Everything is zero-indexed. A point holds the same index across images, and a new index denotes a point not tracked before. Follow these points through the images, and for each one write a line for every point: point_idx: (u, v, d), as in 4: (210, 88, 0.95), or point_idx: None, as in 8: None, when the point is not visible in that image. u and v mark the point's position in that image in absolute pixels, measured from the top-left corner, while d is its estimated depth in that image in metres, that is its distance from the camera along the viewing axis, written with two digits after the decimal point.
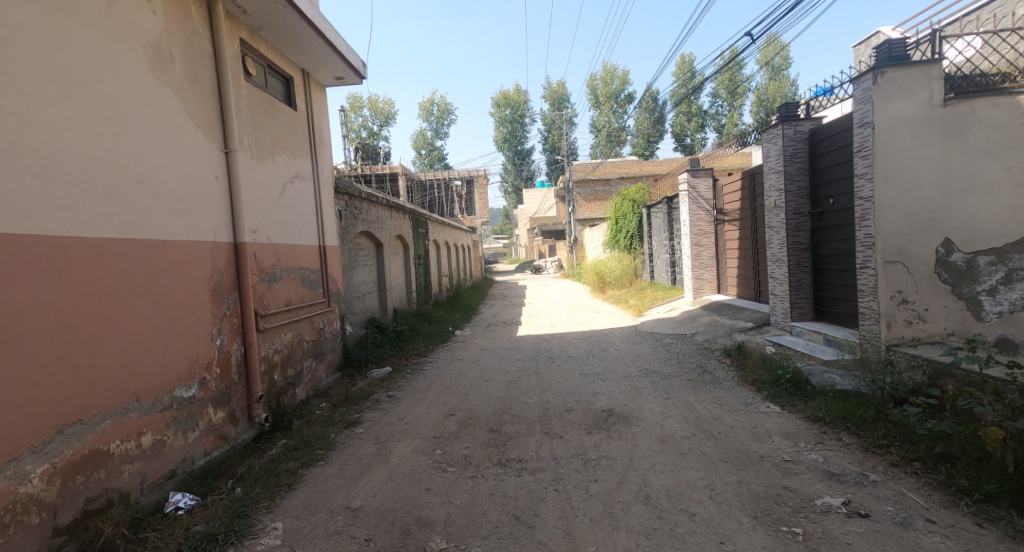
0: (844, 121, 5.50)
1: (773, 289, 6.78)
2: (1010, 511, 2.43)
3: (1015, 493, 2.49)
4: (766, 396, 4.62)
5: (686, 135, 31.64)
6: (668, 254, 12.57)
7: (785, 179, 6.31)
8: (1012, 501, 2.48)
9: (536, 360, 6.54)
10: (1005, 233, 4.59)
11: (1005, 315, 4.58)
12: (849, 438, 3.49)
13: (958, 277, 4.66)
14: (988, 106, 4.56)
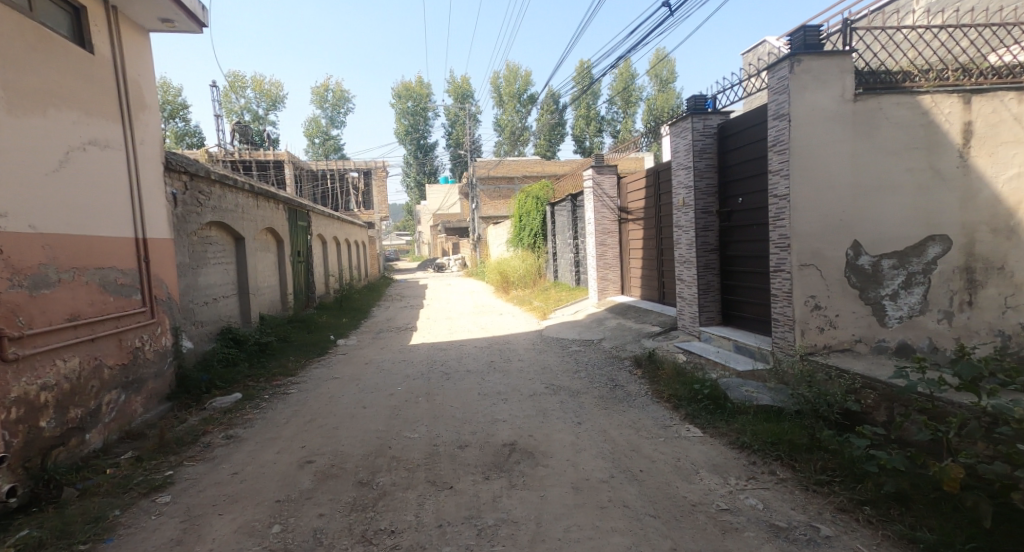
0: (754, 114, 5.27)
1: (681, 291, 6.44)
2: None
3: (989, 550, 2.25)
4: (684, 416, 4.13)
5: (585, 138, 32.14)
6: (572, 253, 12.19)
7: (694, 175, 5.99)
8: None
9: (428, 376, 5.59)
10: (907, 235, 4.69)
11: (904, 320, 4.69)
12: (783, 472, 3.13)
13: (865, 281, 4.70)
14: (893, 104, 4.65)
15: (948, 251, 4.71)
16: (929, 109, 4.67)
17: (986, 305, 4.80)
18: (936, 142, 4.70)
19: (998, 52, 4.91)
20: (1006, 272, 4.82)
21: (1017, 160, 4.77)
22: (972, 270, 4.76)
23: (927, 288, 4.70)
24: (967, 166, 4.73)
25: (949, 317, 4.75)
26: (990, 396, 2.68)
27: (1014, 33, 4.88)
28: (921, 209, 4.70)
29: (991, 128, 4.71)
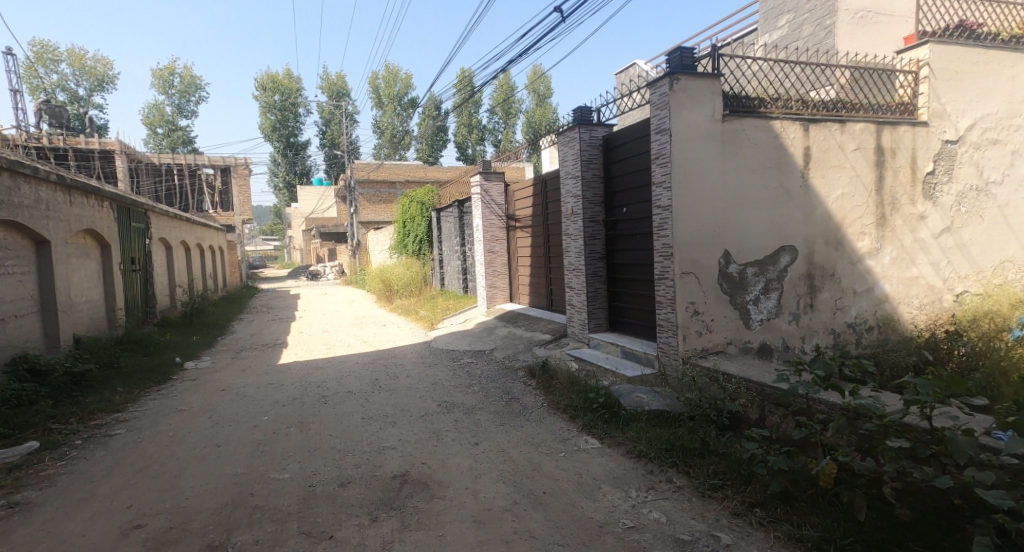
0: (637, 128, 5.49)
1: (570, 298, 6.51)
2: None
3: (862, 543, 2.48)
4: (581, 427, 4.08)
5: (467, 146, 32.13)
6: (459, 261, 11.94)
7: (582, 184, 6.09)
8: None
9: (303, 401, 4.94)
10: (764, 245, 5.17)
11: (765, 322, 5.17)
12: (680, 480, 3.21)
13: (734, 287, 5.08)
14: (753, 126, 5.10)
15: (796, 260, 5.30)
16: (780, 133, 5.20)
17: (824, 307, 5.49)
18: (785, 163, 5.25)
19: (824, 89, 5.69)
20: (837, 278, 5.56)
21: (842, 182, 5.54)
22: (813, 277, 5.42)
23: (781, 293, 5.23)
24: (808, 185, 5.37)
25: (798, 318, 5.33)
26: (852, 394, 2.95)
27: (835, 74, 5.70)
28: (776, 222, 5.22)
29: (823, 154, 5.41)
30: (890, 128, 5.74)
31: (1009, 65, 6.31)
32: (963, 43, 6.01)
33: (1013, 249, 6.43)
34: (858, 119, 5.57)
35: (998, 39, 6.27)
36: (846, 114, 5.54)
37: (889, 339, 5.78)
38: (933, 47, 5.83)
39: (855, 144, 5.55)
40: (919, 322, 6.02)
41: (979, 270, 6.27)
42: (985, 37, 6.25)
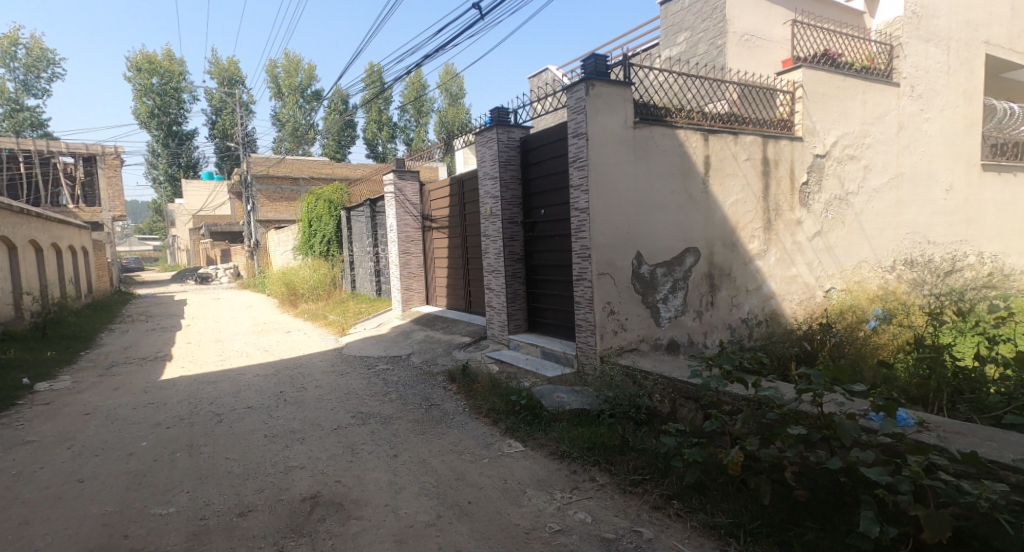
0: (554, 131, 5.56)
1: (489, 300, 6.46)
2: (770, 547, 2.56)
3: (767, 525, 2.66)
4: (504, 431, 4.03)
5: (377, 143, 30.99)
6: (372, 262, 11.46)
7: (500, 185, 6.07)
8: (765, 535, 2.63)
9: (194, 421, 4.41)
10: (672, 247, 5.47)
11: (673, 320, 5.46)
12: (602, 478, 3.27)
13: (646, 287, 5.32)
14: (661, 134, 5.37)
15: (699, 261, 5.67)
16: (684, 142, 5.53)
17: (723, 304, 5.92)
18: (689, 170, 5.59)
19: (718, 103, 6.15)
20: (733, 278, 6.02)
21: (736, 189, 6.01)
22: (712, 277, 5.82)
23: (686, 292, 5.56)
24: (708, 191, 5.76)
25: (701, 315, 5.70)
26: (754, 385, 3.16)
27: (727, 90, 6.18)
28: (681, 225, 5.54)
29: (720, 162, 5.83)
30: (774, 142, 6.33)
31: (864, 91, 7.26)
32: (828, 70, 6.82)
33: (868, 250, 7.40)
34: (748, 132, 6.08)
35: (854, 69, 7.23)
36: (738, 127, 6.03)
37: (774, 332, 6.38)
38: (805, 71, 6.55)
39: (746, 155, 6.06)
40: (799, 316, 6.72)
41: (842, 269, 7.14)
42: (845, 65, 7.19)
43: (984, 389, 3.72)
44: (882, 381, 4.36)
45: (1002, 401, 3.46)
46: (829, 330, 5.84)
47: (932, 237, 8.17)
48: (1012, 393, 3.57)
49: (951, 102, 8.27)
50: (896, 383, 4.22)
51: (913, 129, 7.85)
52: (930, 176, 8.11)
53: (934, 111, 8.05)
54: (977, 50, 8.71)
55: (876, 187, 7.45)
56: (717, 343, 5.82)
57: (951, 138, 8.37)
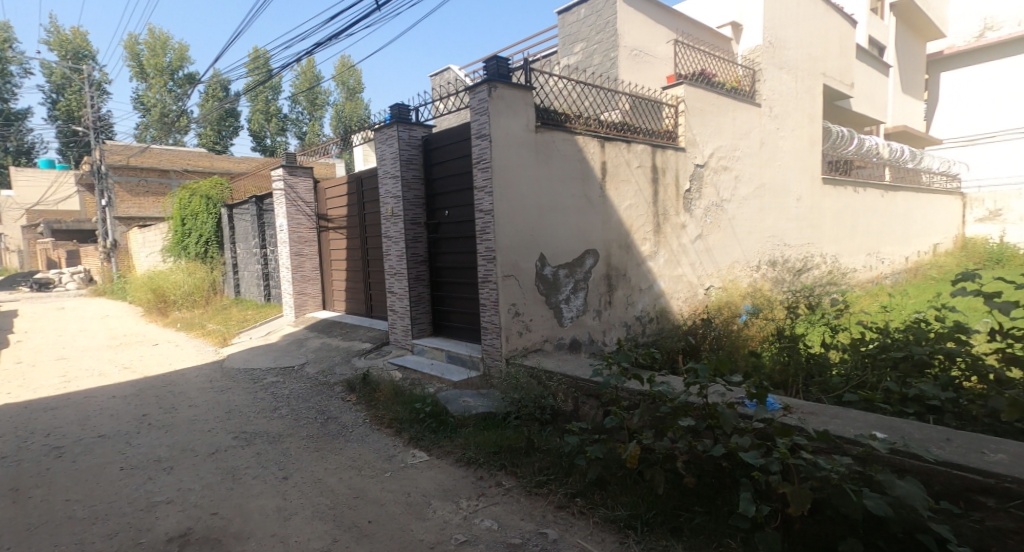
0: (457, 131, 5.49)
1: (391, 303, 6.21)
2: (665, 535, 2.70)
3: (663, 515, 2.80)
4: (407, 440, 3.87)
5: (264, 136, 28.65)
6: (259, 265, 10.55)
7: (402, 185, 5.86)
8: (660, 524, 2.77)
9: (30, 457, 3.71)
10: (573, 249, 5.64)
11: (575, 319, 5.64)
12: (508, 481, 3.25)
13: (549, 288, 5.42)
14: (561, 139, 5.52)
15: (597, 263, 5.92)
16: (583, 148, 5.73)
17: (619, 303, 6.23)
18: (588, 175, 5.80)
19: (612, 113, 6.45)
20: (628, 278, 6.36)
21: (629, 194, 6.35)
22: (610, 277, 6.11)
23: (586, 292, 5.78)
24: (605, 196, 6.02)
25: (600, 314, 5.95)
26: (649, 380, 3.33)
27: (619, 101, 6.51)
28: (581, 228, 5.74)
29: (615, 168, 6.13)
30: (661, 151, 6.79)
31: (734, 109, 8.05)
32: (705, 87, 7.49)
33: (739, 252, 8.23)
34: (640, 141, 6.46)
35: (725, 89, 8.02)
36: (631, 136, 6.37)
37: (664, 328, 6.85)
38: (686, 87, 7.11)
39: (638, 162, 6.43)
40: (684, 313, 7.28)
41: (719, 269, 7.86)
42: (718, 84, 7.99)
43: (826, 371, 4.28)
44: (753, 369, 4.84)
45: (842, 383, 4.01)
46: (710, 325, 6.39)
47: (789, 240, 9.31)
48: (848, 373, 4.15)
49: (801, 123, 9.49)
50: (765, 370, 4.71)
51: (773, 145, 8.87)
52: (786, 186, 9.24)
53: (789, 129, 9.18)
54: (820, 79, 10.08)
55: (744, 195, 8.31)
56: (615, 340, 6.11)
57: (802, 154, 9.61)
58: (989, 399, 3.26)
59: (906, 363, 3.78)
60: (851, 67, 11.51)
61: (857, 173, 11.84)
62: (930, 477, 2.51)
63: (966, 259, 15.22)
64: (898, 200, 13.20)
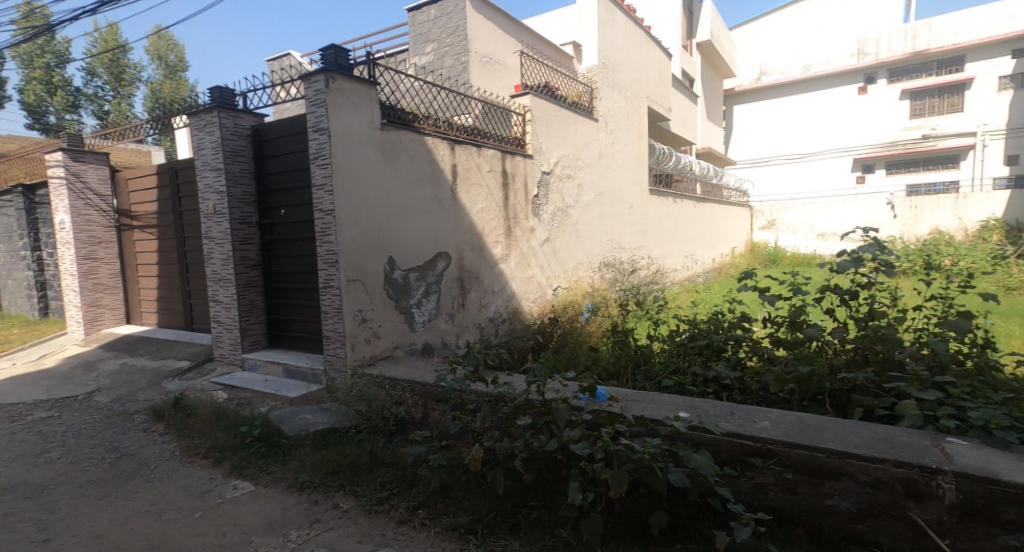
0: (294, 123, 5.07)
1: (215, 314, 5.48)
2: (504, 534, 2.81)
3: (502, 514, 2.91)
4: (228, 471, 3.44)
5: (47, 112, 23.26)
6: (33, 272, 8.51)
7: (227, 179, 5.20)
8: (501, 523, 2.87)
9: None
10: (423, 252, 5.57)
11: (427, 324, 5.59)
12: (346, 502, 3.08)
13: (399, 292, 5.28)
14: (409, 139, 5.40)
15: (449, 266, 5.93)
16: (432, 149, 5.69)
17: (471, 306, 6.31)
18: (437, 178, 5.77)
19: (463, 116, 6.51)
20: (480, 280, 6.48)
21: (480, 198, 6.47)
22: (462, 280, 6.17)
23: (438, 296, 5.77)
24: (455, 199, 6.05)
25: (452, 317, 5.97)
26: (492, 382, 3.43)
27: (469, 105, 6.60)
28: (431, 231, 5.69)
29: (466, 172, 6.21)
30: (510, 157, 7.05)
31: (575, 122, 8.70)
32: (549, 99, 7.96)
33: (582, 254, 8.95)
34: (490, 146, 6.63)
35: (568, 102, 8.60)
36: (481, 141, 6.49)
37: (515, 327, 7.10)
38: (532, 97, 7.47)
39: (488, 167, 6.60)
40: (534, 313, 7.63)
41: (564, 270, 8.41)
42: (561, 98, 8.51)
43: (649, 360, 4.84)
44: (591, 362, 5.29)
45: (662, 369, 4.62)
46: (556, 323, 6.81)
47: (623, 243, 10.37)
48: (665, 359, 4.75)
49: (631, 139, 10.64)
50: (601, 363, 5.17)
51: (608, 157, 9.79)
52: (620, 195, 10.30)
53: (621, 144, 10.25)
54: (645, 102, 11.43)
55: (585, 202, 9.04)
56: (467, 342, 6.18)
57: (633, 167, 10.77)
58: (764, 375, 4.00)
59: (707, 349, 4.43)
60: (670, 93, 13.27)
61: (677, 186, 13.69)
62: (718, 446, 2.98)
63: (756, 260, 18.58)
64: (706, 210, 15.57)
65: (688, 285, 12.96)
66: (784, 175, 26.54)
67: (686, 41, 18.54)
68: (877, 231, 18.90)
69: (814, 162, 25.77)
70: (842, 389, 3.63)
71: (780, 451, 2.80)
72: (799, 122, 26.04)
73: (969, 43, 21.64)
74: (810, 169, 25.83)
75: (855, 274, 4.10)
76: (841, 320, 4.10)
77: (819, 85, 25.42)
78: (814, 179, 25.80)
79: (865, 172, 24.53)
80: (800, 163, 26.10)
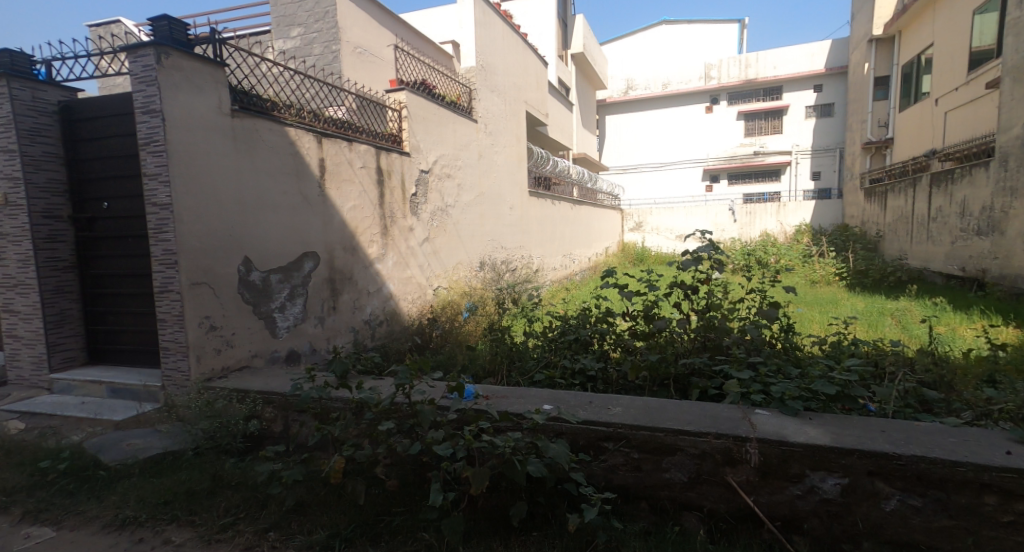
0: (118, 102, 4.37)
1: (11, 328, 4.55)
2: (366, 544, 2.74)
3: (364, 524, 2.83)
4: (23, 517, 2.89)
5: None
6: None
7: (25, 164, 4.31)
8: (363, 533, 2.79)
9: None
10: (286, 251, 5.14)
11: (291, 329, 5.18)
12: (182, 535, 2.76)
13: (258, 296, 4.83)
14: (267, 129, 4.94)
15: (317, 266, 5.56)
16: (295, 141, 5.26)
17: (344, 308, 5.97)
18: (302, 172, 5.36)
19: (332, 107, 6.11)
20: (354, 281, 6.16)
21: (352, 195, 6.14)
22: (333, 281, 5.82)
23: (305, 299, 5.38)
24: (324, 196, 5.68)
25: (321, 321, 5.61)
26: (356, 388, 3.29)
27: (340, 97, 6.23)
28: (296, 229, 5.27)
29: (335, 167, 5.85)
30: (385, 154, 6.80)
31: (454, 121, 8.67)
32: (426, 97, 7.83)
33: (463, 254, 8.94)
34: (362, 141, 6.30)
35: (446, 101, 8.51)
36: (353, 136, 6.17)
37: (393, 329, 6.85)
38: (408, 93, 7.26)
39: (361, 163, 6.29)
40: (413, 313, 7.38)
41: (445, 269, 8.32)
42: (438, 96, 8.41)
43: (524, 356, 5.01)
44: (468, 361, 5.31)
45: (536, 364, 4.79)
46: (435, 324, 6.71)
47: (503, 243, 10.57)
48: (539, 354, 4.96)
49: (510, 141, 10.88)
50: (477, 361, 5.22)
51: (487, 158, 9.90)
52: (500, 196, 10.48)
53: (500, 146, 10.43)
54: (523, 106, 11.77)
55: (465, 202, 9.05)
56: (340, 347, 5.83)
57: (512, 169, 11.01)
58: (622, 364, 4.36)
59: (576, 343, 4.78)
60: (546, 100, 13.83)
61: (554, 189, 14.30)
62: (576, 434, 3.18)
63: (625, 259, 20.16)
64: (582, 212, 16.50)
65: (565, 284, 13.62)
66: (649, 182, 29.34)
67: (561, 51, 19.46)
68: (721, 233, 21.72)
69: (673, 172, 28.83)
70: (683, 373, 4.10)
71: (628, 433, 3.08)
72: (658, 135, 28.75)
73: (787, 77, 25.66)
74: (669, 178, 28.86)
75: (696, 271, 4.64)
76: (684, 311, 4.62)
77: (674, 102, 28.31)
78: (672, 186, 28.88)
79: (711, 181, 28.20)
80: (662, 172, 29.05)
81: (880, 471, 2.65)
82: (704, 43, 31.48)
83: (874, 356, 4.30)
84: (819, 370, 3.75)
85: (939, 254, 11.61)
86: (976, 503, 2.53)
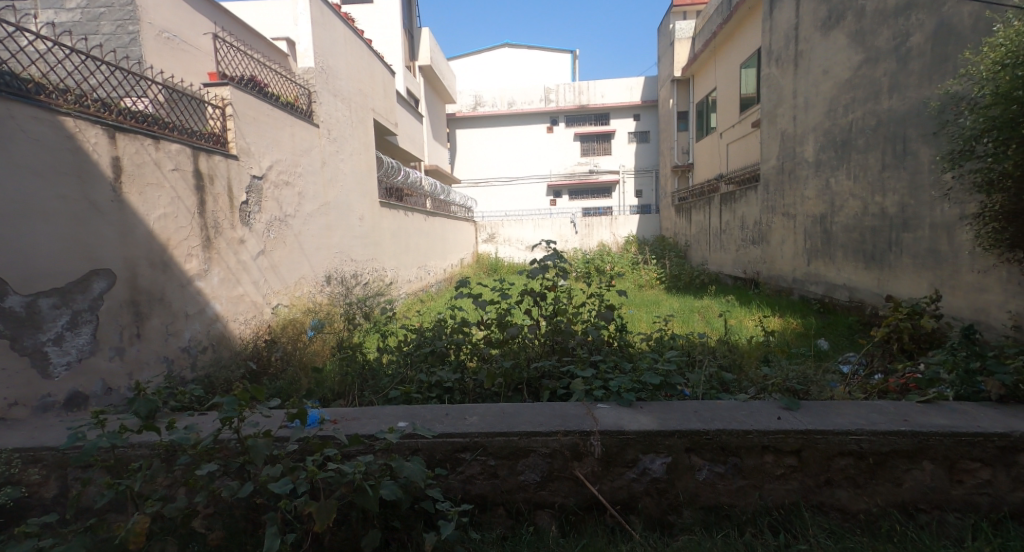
0: None
1: None
2: None
3: None
4: None
5: None
6: None
7: None
8: None
9: None
10: (64, 269, 4.13)
11: (73, 367, 4.17)
12: None
13: (18, 328, 3.80)
14: (30, 118, 3.95)
15: (112, 287, 4.58)
16: (74, 134, 4.28)
17: (153, 335, 5.02)
18: (86, 172, 4.37)
19: (130, 97, 5.09)
20: (166, 302, 5.22)
21: (161, 201, 5.20)
22: (137, 303, 4.86)
23: (95, 327, 4.39)
24: (121, 201, 4.71)
25: (120, 352, 4.62)
26: (166, 429, 2.76)
27: (140, 86, 5.22)
28: (80, 241, 4.28)
29: (136, 168, 4.90)
30: (206, 156, 5.92)
31: (291, 124, 7.94)
32: (255, 95, 7.04)
33: (307, 267, 8.19)
34: (172, 139, 5.38)
35: (280, 102, 7.73)
36: (159, 132, 5.23)
37: (221, 355, 5.94)
38: (232, 90, 6.47)
39: (172, 164, 5.37)
40: (246, 336, 6.49)
41: (286, 285, 7.51)
42: (271, 96, 7.63)
43: (378, 374, 4.73)
44: (314, 384, 4.83)
45: (390, 381, 4.54)
46: (273, 347, 5.97)
47: (352, 255, 9.96)
48: (394, 371, 4.71)
49: (356, 149, 10.34)
50: (326, 384, 4.78)
51: (331, 165, 9.26)
52: (348, 206, 9.87)
53: (346, 153, 9.85)
54: (369, 114, 11.28)
55: (307, 212, 8.32)
56: (149, 381, 4.87)
57: (360, 177, 10.47)
58: (479, 373, 4.34)
59: (432, 356, 4.59)
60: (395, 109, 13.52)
61: (406, 200, 13.97)
62: (432, 449, 3.08)
63: (479, 270, 20.58)
64: (437, 223, 16.40)
65: (421, 296, 13.35)
66: (498, 195, 30.52)
67: (408, 61, 19.21)
68: (564, 243, 23.40)
69: (520, 186, 30.41)
70: (535, 376, 4.26)
71: (484, 441, 3.07)
72: (503, 150, 30.10)
73: (613, 106, 28.76)
74: (516, 191, 30.37)
75: (543, 279, 4.84)
76: (534, 318, 4.79)
77: (517, 121, 29.90)
78: (520, 199, 30.42)
79: (554, 196, 30.35)
80: (510, 185, 30.47)
81: (695, 447, 3.04)
82: (543, 69, 33.88)
83: (688, 347, 4.97)
84: (646, 363, 4.20)
85: (729, 260, 14.02)
86: (761, 463, 3.03)
